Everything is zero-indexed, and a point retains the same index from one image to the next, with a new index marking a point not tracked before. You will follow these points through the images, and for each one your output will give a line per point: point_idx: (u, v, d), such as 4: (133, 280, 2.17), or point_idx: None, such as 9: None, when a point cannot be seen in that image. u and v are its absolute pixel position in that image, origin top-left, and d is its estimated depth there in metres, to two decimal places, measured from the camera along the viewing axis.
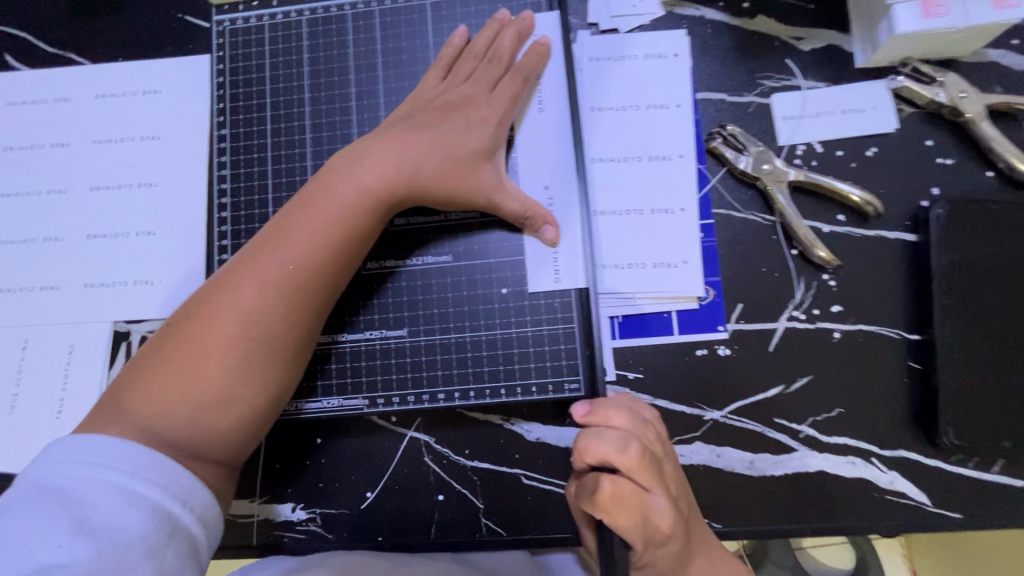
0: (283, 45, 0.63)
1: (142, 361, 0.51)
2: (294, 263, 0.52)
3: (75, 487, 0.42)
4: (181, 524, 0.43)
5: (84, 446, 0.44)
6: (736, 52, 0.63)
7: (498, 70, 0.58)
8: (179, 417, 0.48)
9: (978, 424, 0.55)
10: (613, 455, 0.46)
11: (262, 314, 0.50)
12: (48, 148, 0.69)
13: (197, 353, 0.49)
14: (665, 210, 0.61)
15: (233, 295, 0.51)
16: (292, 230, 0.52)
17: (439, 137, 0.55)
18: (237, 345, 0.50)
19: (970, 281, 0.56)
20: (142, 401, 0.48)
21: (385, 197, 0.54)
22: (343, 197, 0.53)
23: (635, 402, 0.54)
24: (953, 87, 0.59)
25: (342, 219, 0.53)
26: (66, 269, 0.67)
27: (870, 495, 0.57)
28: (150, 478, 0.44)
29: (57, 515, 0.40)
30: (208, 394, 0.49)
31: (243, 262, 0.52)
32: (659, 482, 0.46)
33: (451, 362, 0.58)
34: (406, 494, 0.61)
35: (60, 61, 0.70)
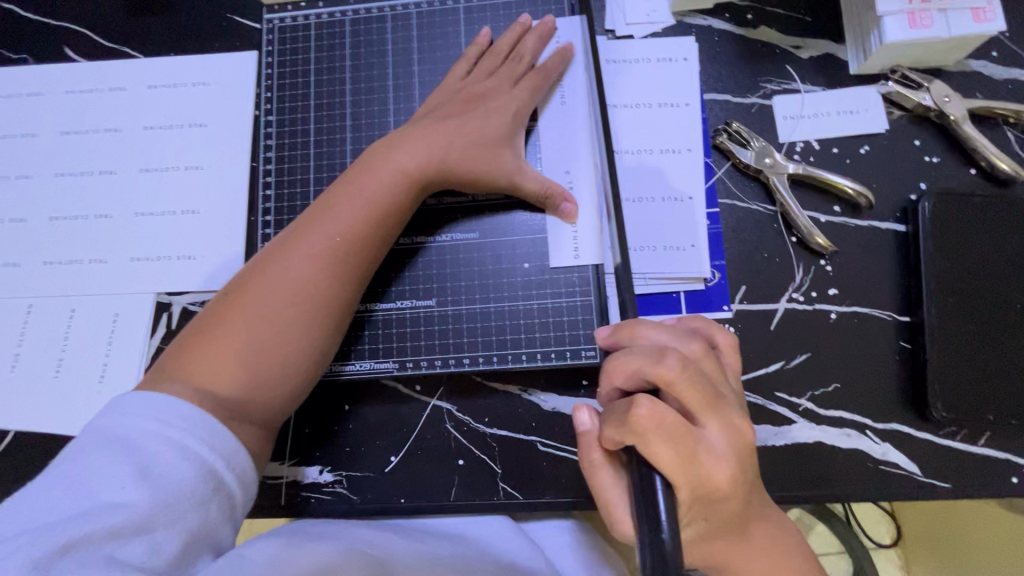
0: (327, 41, 0.69)
1: (194, 328, 0.55)
2: (340, 235, 0.56)
3: (137, 438, 0.45)
4: (224, 483, 0.46)
5: (146, 399, 0.48)
6: (741, 58, 0.69)
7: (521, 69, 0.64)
8: (233, 375, 0.52)
9: (964, 398, 0.59)
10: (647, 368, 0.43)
11: (313, 281, 0.55)
12: (102, 133, 0.74)
13: (252, 317, 0.54)
14: (674, 198, 0.66)
15: (283, 267, 0.55)
16: (336, 206, 0.57)
17: (471, 126, 0.60)
18: (290, 311, 0.54)
19: (955, 266, 0.61)
20: (196, 360, 0.51)
21: (421, 178, 0.59)
22: (385, 177, 0.58)
23: (712, 323, 0.50)
24: (938, 92, 0.65)
25: (382, 196, 0.58)
26: (114, 244, 0.71)
27: (865, 464, 0.60)
28: (203, 435, 0.47)
29: (120, 461, 0.43)
30: (262, 355, 0.53)
31: (289, 237, 0.57)
32: (709, 415, 0.43)
33: (476, 330, 0.62)
34: (428, 459, 0.64)
35: (117, 54, 0.76)
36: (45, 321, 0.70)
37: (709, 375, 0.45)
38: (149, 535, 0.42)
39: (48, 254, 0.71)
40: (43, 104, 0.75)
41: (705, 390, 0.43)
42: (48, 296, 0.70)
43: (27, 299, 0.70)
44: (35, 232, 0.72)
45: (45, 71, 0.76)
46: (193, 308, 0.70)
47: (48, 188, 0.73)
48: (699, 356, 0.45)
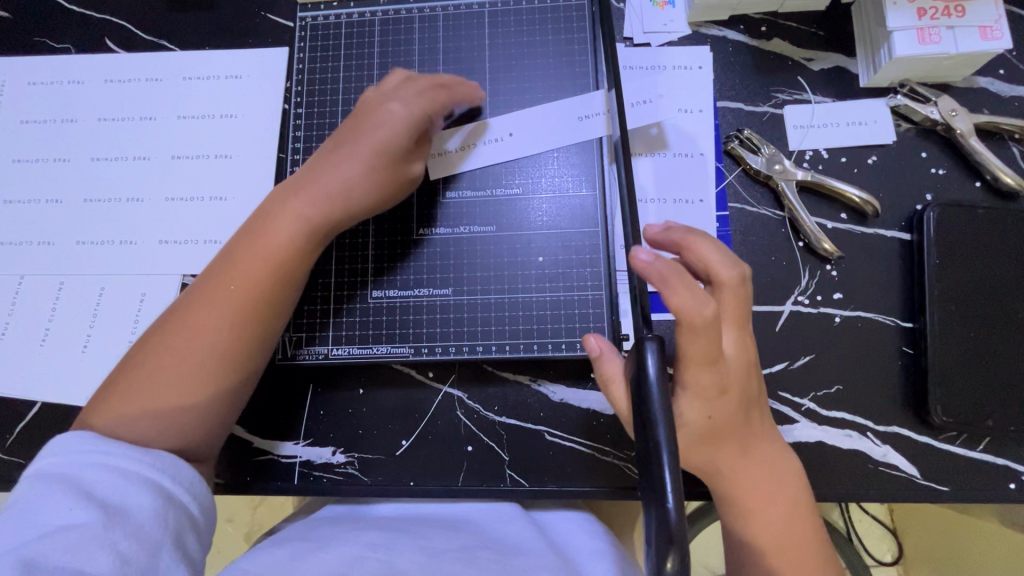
0: (356, 40, 0.72)
1: (114, 378, 0.56)
2: (253, 278, 0.56)
3: (71, 470, 0.47)
4: (173, 495, 0.49)
5: (68, 442, 0.49)
6: (754, 68, 0.72)
7: (435, 83, 0.62)
8: (154, 416, 0.53)
9: (965, 404, 0.60)
10: (701, 304, 0.44)
11: (223, 326, 0.55)
12: (137, 121, 0.77)
13: (167, 360, 0.54)
14: (686, 200, 0.68)
15: (188, 318, 0.55)
16: (254, 252, 0.57)
17: (351, 158, 0.59)
18: (199, 361, 0.54)
19: (958, 274, 0.63)
20: (123, 400, 0.53)
21: (324, 222, 0.58)
22: (290, 221, 0.57)
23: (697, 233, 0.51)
24: (946, 106, 0.66)
25: (290, 243, 0.57)
26: (145, 227, 0.74)
27: (865, 465, 0.62)
28: (138, 455, 0.49)
29: (65, 488, 0.45)
30: (177, 399, 0.54)
31: (209, 285, 0.57)
32: (736, 324, 0.49)
33: (488, 320, 0.64)
34: (437, 444, 0.66)
35: (155, 47, 0.80)
36: (75, 297, 0.73)
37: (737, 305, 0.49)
38: (113, 545, 0.42)
39: (81, 234, 0.75)
40: (83, 91, 0.79)
41: (741, 307, 0.49)
42: (79, 275, 0.73)
43: (60, 276, 0.73)
44: (70, 213, 0.75)
45: (86, 60, 0.80)
46: None
47: (84, 171, 0.76)
48: (731, 288, 0.49)
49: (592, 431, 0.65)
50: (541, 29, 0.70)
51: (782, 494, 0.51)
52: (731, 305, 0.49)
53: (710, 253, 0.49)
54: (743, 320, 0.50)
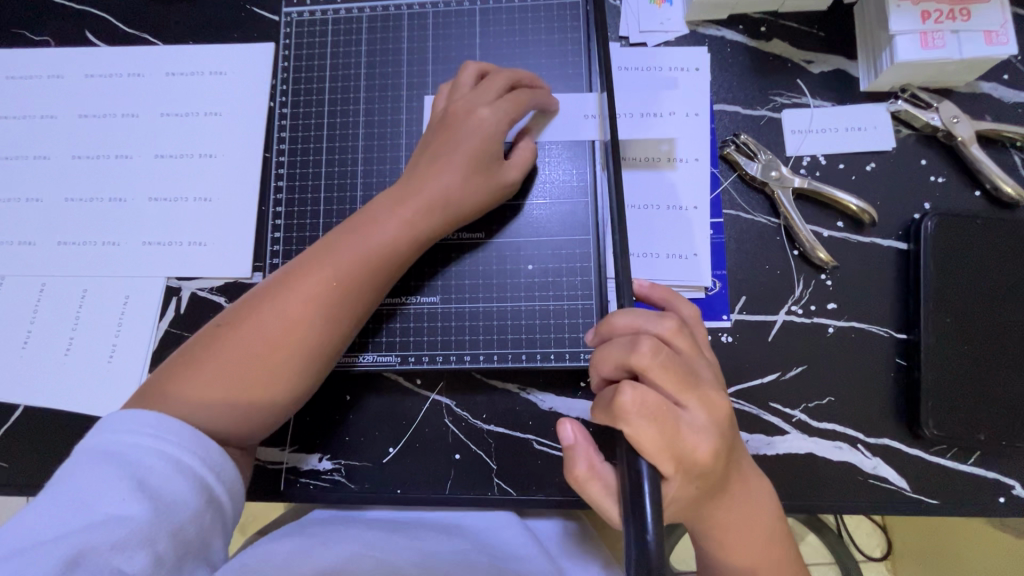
0: (343, 37, 0.70)
1: (181, 369, 0.54)
2: (332, 279, 0.55)
3: (127, 450, 0.46)
4: (215, 495, 0.48)
5: (124, 417, 0.48)
6: (753, 70, 0.70)
7: (498, 85, 0.61)
8: (219, 407, 0.52)
9: (958, 417, 0.60)
10: (625, 354, 0.41)
11: (281, 320, 0.54)
12: (119, 118, 0.75)
13: (239, 355, 0.53)
14: (680, 206, 0.67)
15: (269, 311, 0.54)
16: (308, 255, 0.57)
17: (448, 164, 0.58)
18: (282, 355, 0.54)
19: (954, 286, 0.62)
20: (180, 391, 0.52)
21: (433, 228, 0.58)
22: (395, 221, 0.57)
23: (675, 294, 0.54)
24: (947, 113, 0.65)
25: (395, 245, 0.57)
26: (127, 227, 0.73)
27: (855, 478, 0.61)
28: (192, 446, 0.48)
29: (120, 474, 0.44)
30: (259, 393, 0.53)
31: (266, 287, 0.56)
32: (687, 392, 0.41)
33: (478, 329, 0.62)
34: (425, 452, 0.66)
35: (136, 40, 0.77)
36: (58, 299, 0.71)
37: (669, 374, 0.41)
38: (147, 548, 0.43)
39: (63, 234, 0.73)
40: (63, 87, 0.76)
41: (678, 370, 0.41)
42: (61, 276, 0.72)
43: (41, 277, 0.72)
44: (50, 212, 0.74)
45: (66, 54, 0.77)
46: (202, 293, 0.71)
47: (65, 169, 0.74)
48: (654, 367, 0.40)
49: None
50: (534, 28, 0.68)
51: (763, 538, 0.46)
52: (682, 363, 0.42)
53: (616, 349, 0.42)
54: (696, 379, 0.41)
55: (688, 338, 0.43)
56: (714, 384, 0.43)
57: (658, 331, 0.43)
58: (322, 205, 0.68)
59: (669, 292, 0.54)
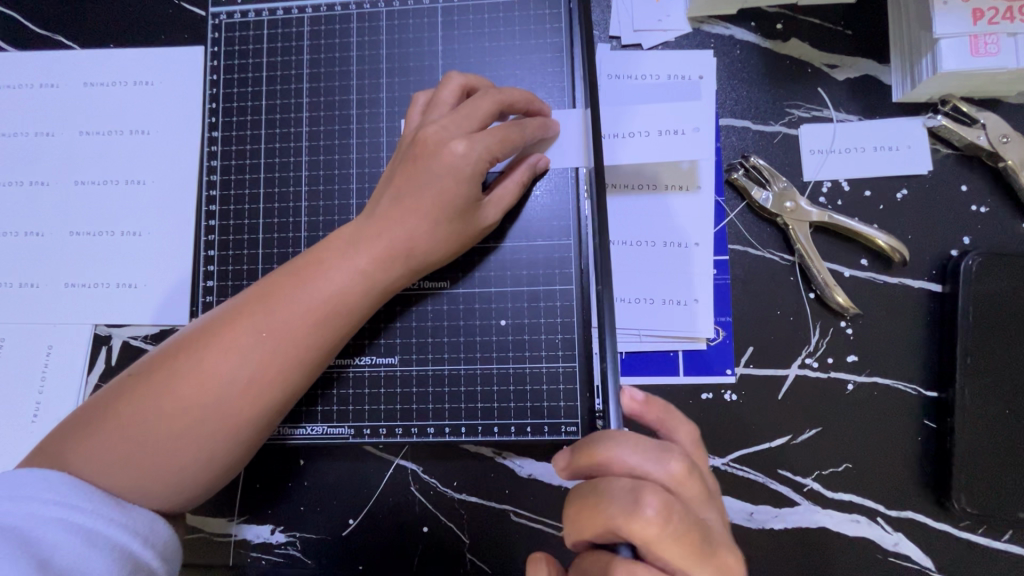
0: (281, 43, 0.60)
1: (95, 416, 0.48)
2: (266, 332, 0.48)
3: (22, 520, 0.40)
4: (141, 562, 0.43)
5: (19, 478, 0.43)
6: (766, 78, 0.59)
7: (483, 110, 0.50)
8: (131, 473, 0.46)
9: (994, 491, 0.52)
10: (620, 517, 0.35)
11: (205, 378, 0.47)
12: (32, 137, 0.65)
13: (157, 413, 0.47)
14: (678, 243, 0.58)
15: (195, 364, 0.48)
16: (248, 301, 0.50)
17: (411, 206, 0.49)
18: (203, 419, 0.47)
19: (997, 339, 0.53)
20: (89, 447, 0.46)
21: (387, 277, 0.50)
22: (345, 268, 0.49)
23: (672, 408, 0.43)
24: (995, 130, 0.55)
25: (345, 296, 0.49)
26: (48, 266, 0.64)
27: (872, 555, 0.54)
28: (105, 512, 0.43)
29: (17, 550, 0.38)
30: (175, 461, 0.47)
31: (199, 333, 0.49)
32: (697, 560, 0.35)
33: (443, 396, 0.54)
34: (389, 523, 0.58)
35: (47, 44, 0.66)
36: None
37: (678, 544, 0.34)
38: None
39: None
40: None
41: (691, 538, 0.34)
42: None
43: None
44: None
45: None
46: (135, 342, 0.63)
47: None
48: (660, 537, 0.34)
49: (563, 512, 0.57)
50: (506, 30, 0.58)
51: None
52: (694, 521, 0.35)
53: (612, 502, 0.35)
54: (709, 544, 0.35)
55: (695, 483, 0.36)
56: (723, 537, 0.37)
57: (662, 478, 0.36)
58: (261, 247, 0.58)
59: (666, 409, 0.42)
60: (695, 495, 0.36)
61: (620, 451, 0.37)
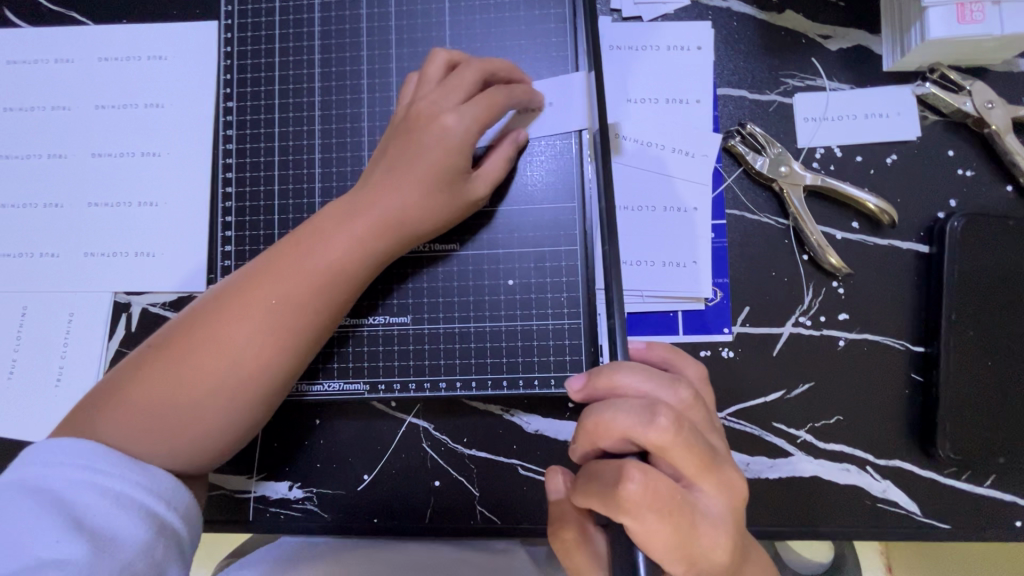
0: (293, 16, 0.61)
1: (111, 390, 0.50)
2: (271, 298, 0.51)
3: (56, 484, 0.43)
4: (166, 521, 0.46)
5: (48, 446, 0.46)
6: (762, 48, 0.61)
7: (467, 81, 0.53)
8: (147, 435, 0.49)
9: (976, 439, 0.55)
10: (636, 428, 0.35)
11: (215, 346, 0.50)
12: (49, 112, 0.67)
13: (172, 381, 0.50)
14: (677, 208, 0.60)
15: (204, 334, 0.50)
16: (252, 271, 0.52)
17: (406, 175, 0.52)
18: (215, 382, 0.50)
19: (981, 295, 0.56)
20: (106, 414, 0.49)
21: (385, 243, 0.52)
22: (344, 236, 0.52)
23: (679, 352, 0.48)
24: (980, 97, 0.57)
25: (344, 265, 0.52)
26: (68, 236, 0.66)
27: (862, 502, 0.57)
28: (131, 475, 0.46)
29: (52, 512, 0.41)
30: (188, 423, 0.50)
31: (205, 307, 0.52)
32: (704, 475, 0.36)
33: (454, 352, 0.56)
34: (402, 479, 0.61)
35: (62, 19, 0.68)
36: None
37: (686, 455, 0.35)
38: None
39: None
40: None
41: (700, 451, 0.35)
42: None
43: None
44: None
45: None
46: (154, 309, 0.65)
47: None
48: (672, 446, 0.35)
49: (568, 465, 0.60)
50: (511, 3, 0.60)
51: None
52: (702, 434, 0.36)
53: (625, 415, 0.36)
54: (717, 461, 0.36)
55: (700, 404, 0.38)
56: (729, 460, 0.38)
57: (671, 400, 0.37)
58: (277, 213, 0.60)
59: (670, 351, 0.47)
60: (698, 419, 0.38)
61: (626, 374, 0.38)
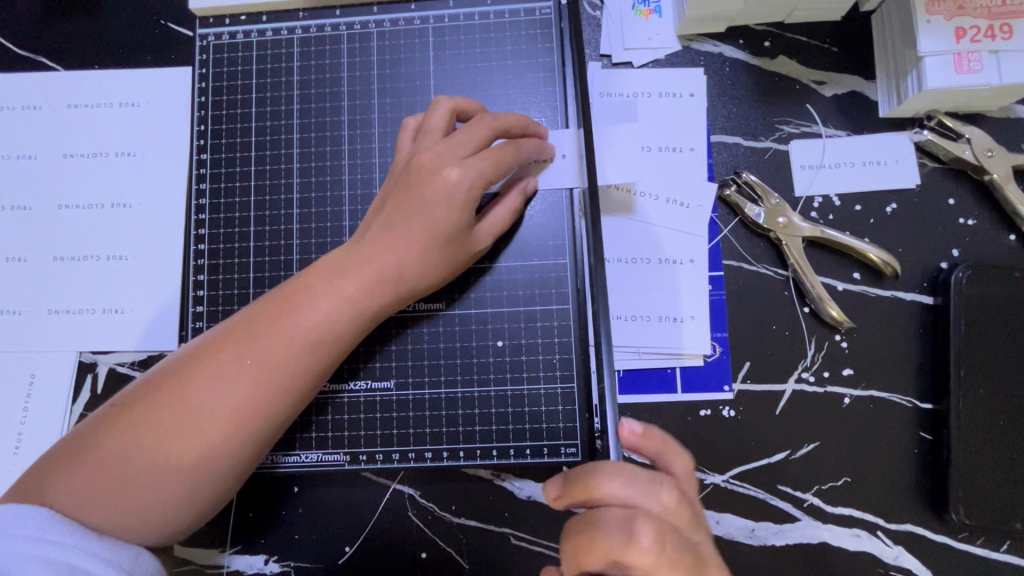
0: (271, 64, 0.59)
1: (74, 448, 0.47)
2: (250, 359, 0.47)
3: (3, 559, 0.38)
4: None
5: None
6: (755, 95, 0.60)
7: (479, 136, 0.50)
8: (108, 504, 0.45)
9: (992, 504, 0.52)
10: (620, 552, 0.35)
11: (189, 409, 0.46)
12: (14, 160, 0.64)
13: (141, 446, 0.46)
14: (673, 260, 0.58)
15: (180, 395, 0.47)
16: (236, 326, 0.49)
17: (399, 231, 0.49)
18: (186, 450, 0.46)
19: (992, 353, 0.53)
20: (66, 478, 0.45)
21: (377, 303, 0.49)
22: (331, 295, 0.49)
23: (670, 441, 0.42)
24: (980, 144, 0.56)
25: (333, 326, 0.49)
26: (31, 292, 0.62)
27: (872, 569, 0.54)
28: (88, 549, 0.41)
29: None
30: (155, 493, 0.46)
31: (183, 363, 0.49)
32: None
33: (442, 420, 0.53)
34: (387, 551, 0.57)
35: (30, 65, 0.65)
36: None
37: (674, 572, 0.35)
38: None
39: None
40: None
41: (685, 565, 0.35)
42: None
43: None
44: None
45: None
46: (122, 368, 0.61)
47: None
48: (657, 566, 0.35)
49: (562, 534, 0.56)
50: (498, 50, 0.58)
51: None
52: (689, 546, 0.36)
53: (609, 537, 0.35)
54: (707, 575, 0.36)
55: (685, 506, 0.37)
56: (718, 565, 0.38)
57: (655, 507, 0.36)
58: (252, 272, 0.57)
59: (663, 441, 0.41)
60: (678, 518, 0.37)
61: (613, 487, 0.37)
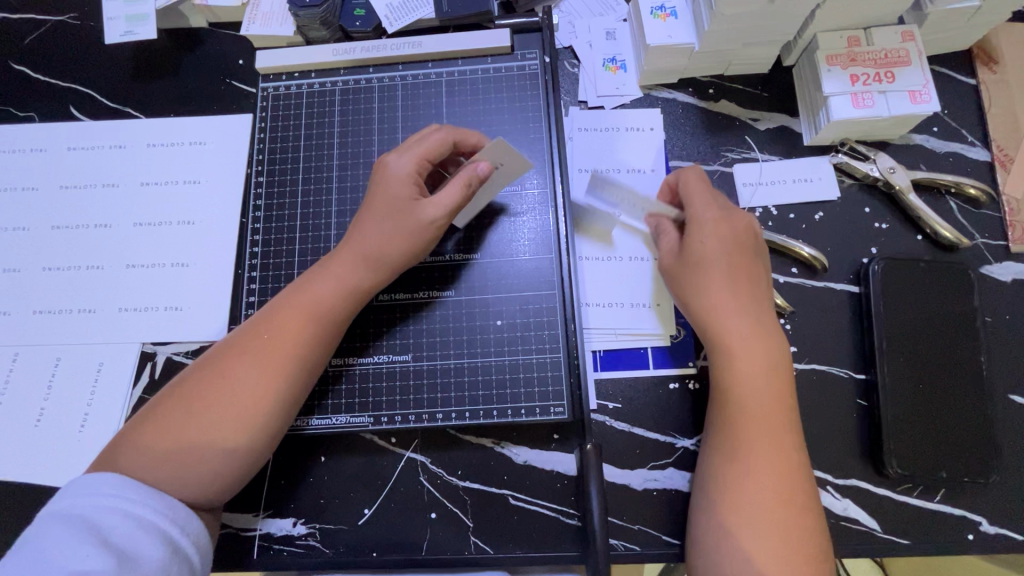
0: (317, 110, 0.75)
1: (128, 432, 0.56)
2: (266, 335, 0.59)
3: (89, 510, 0.48)
4: (180, 547, 0.50)
5: (82, 481, 0.51)
6: (703, 129, 0.75)
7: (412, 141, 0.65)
8: (157, 465, 0.54)
9: (920, 456, 0.61)
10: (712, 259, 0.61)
11: (219, 379, 0.57)
12: (100, 188, 0.78)
13: (181, 416, 0.56)
14: (641, 258, 0.70)
15: (212, 371, 0.58)
16: (257, 320, 0.61)
17: (381, 233, 0.62)
18: (218, 408, 0.56)
19: (907, 328, 0.64)
20: (123, 452, 0.54)
21: (359, 278, 0.62)
22: (332, 281, 0.61)
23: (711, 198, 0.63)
24: (884, 164, 0.70)
25: (327, 297, 0.61)
26: (105, 294, 0.74)
27: (826, 520, 0.62)
28: (152, 502, 0.51)
29: (82, 534, 0.46)
30: (196, 447, 0.55)
31: (214, 352, 0.60)
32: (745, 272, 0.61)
33: (449, 386, 0.65)
34: (401, 513, 0.65)
35: (119, 114, 0.80)
36: (30, 369, 0.71)
37: (734, 250, 0.60)
38: None
39: (39, 303, 0.74)
40: (45, 159, 0.79)
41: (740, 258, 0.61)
42: (35, 345, 0.72)
43: (16, 347, 0.72)
44: (28, 282, 0.75)
45: (49, 128, 0.80)
46: (177, 357, 0.72)
47: (44, 239, 0.76)
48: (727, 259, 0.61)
49: (555, 494, 0.64)
50: (497, 98, 0.74)
51: (777, 518, 0.52)
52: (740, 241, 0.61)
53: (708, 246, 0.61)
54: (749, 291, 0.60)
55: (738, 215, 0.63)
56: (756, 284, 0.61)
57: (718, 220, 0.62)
58: (296, 270, 0.71)
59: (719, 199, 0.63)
60: (746, 245, 0.61)
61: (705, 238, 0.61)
